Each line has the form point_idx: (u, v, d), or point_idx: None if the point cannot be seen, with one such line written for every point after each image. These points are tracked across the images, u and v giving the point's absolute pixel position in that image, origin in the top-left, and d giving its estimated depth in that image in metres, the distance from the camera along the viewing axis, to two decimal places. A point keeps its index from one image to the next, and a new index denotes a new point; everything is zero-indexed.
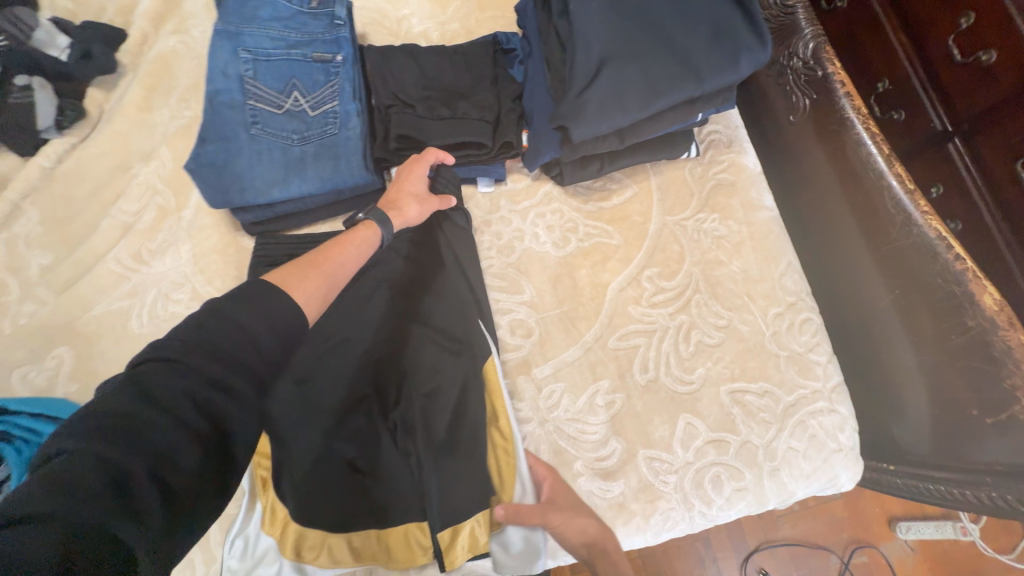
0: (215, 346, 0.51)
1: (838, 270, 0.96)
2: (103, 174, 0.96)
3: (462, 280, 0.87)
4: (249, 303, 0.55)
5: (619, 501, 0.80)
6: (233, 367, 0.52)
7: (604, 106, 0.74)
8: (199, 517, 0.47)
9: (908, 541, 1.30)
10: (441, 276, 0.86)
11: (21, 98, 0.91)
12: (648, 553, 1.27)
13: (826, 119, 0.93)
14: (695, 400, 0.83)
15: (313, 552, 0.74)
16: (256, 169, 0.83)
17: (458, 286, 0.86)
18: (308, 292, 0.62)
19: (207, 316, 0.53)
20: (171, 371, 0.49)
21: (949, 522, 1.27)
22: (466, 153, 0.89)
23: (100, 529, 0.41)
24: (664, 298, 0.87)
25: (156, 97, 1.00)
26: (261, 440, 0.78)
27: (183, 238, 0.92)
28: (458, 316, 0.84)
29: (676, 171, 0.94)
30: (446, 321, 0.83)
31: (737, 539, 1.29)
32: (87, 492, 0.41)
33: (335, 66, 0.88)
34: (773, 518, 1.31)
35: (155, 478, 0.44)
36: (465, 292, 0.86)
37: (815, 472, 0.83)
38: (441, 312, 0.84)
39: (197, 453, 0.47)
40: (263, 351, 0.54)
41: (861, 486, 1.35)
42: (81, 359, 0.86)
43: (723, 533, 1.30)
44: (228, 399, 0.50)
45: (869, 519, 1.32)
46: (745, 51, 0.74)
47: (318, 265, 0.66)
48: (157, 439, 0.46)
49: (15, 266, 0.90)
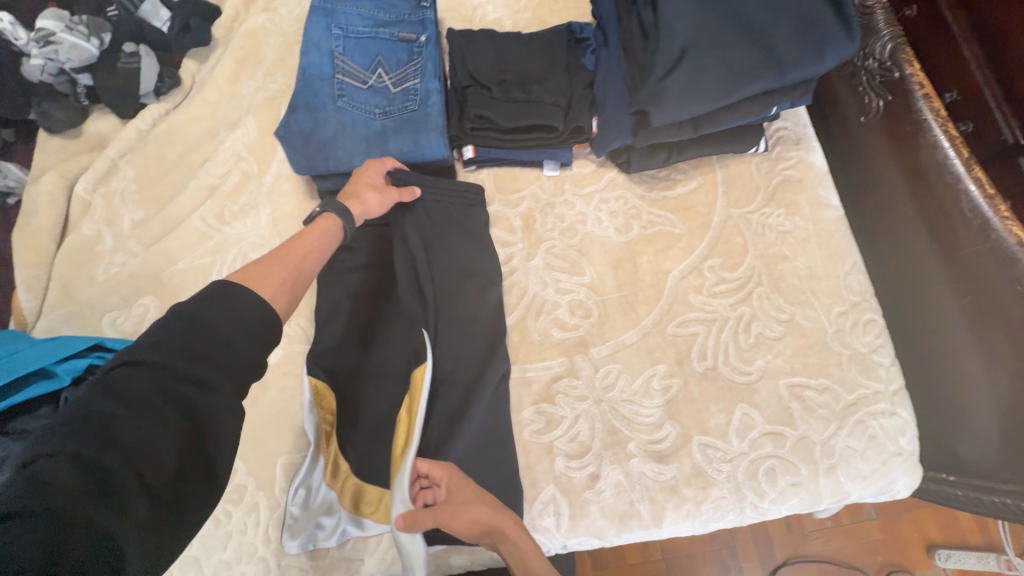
0: (186, 345, 0.50)
1: (901, 274, 0.94)
2: (193, 139, 1.03)
3: (485, 253, 0.91)
4: (215, 301, 0.53)
5: (671, 485, 0.80)
6: (206, 364, 0.50)
7: (683, 93, 0.76)
8: (189, 509, 0.48)
9: (946, 569, 1.23)
10: (461, 251, 0.90)
11: (129, 63, 0.97)
12: (673, 556, 1.24)
13: (899, 121, 0.92)
14: (753, 391, 0.83)
15: (370, 507, 0.78)
16: (340, 138, 0.89)
17: (479, 260, 0.90)
18: (275, 286, 0.59)
19: (174, 318, 0.52)
20: (147, 374, 0.49)
21: (991, 555, 1.20)
22: (537, 136, 0.91)
23: (84, 526, 0.42)
24: (725, 288, 0.88)
25: (243, 70, 1.06)
26: (323, 397, 0.82)
27: (263, 202, 0.97)
28: (475, 289, 0.89)
29: (743, 165, 0.95)
30: (460, 295, 0.88)
31: (765, 550, 1.25)
32: (67, 493, 0.42)
33: (419, 45, 0.93)
34: (804, 532, 1.26)
35: (134, 476, 0.45)
36: (489, 263, 0.90)
37: (874, 474, 0.81)
38: (453, 286, 0.88)
39: (177, 451, 0.48)
40: (240, 349, 0.52)
41: (898, 508, 1.28)
42: (164, 308, 0.91)
43: (752, 543, 1.25)
44: (203, 396, 0.50)
45: (906, 543, 1.26)
46: (831, 44, 0.74)
47: (284, 258, 0.62)
48: (134, 438, 0.46)
49: (111, 219, 0.97)
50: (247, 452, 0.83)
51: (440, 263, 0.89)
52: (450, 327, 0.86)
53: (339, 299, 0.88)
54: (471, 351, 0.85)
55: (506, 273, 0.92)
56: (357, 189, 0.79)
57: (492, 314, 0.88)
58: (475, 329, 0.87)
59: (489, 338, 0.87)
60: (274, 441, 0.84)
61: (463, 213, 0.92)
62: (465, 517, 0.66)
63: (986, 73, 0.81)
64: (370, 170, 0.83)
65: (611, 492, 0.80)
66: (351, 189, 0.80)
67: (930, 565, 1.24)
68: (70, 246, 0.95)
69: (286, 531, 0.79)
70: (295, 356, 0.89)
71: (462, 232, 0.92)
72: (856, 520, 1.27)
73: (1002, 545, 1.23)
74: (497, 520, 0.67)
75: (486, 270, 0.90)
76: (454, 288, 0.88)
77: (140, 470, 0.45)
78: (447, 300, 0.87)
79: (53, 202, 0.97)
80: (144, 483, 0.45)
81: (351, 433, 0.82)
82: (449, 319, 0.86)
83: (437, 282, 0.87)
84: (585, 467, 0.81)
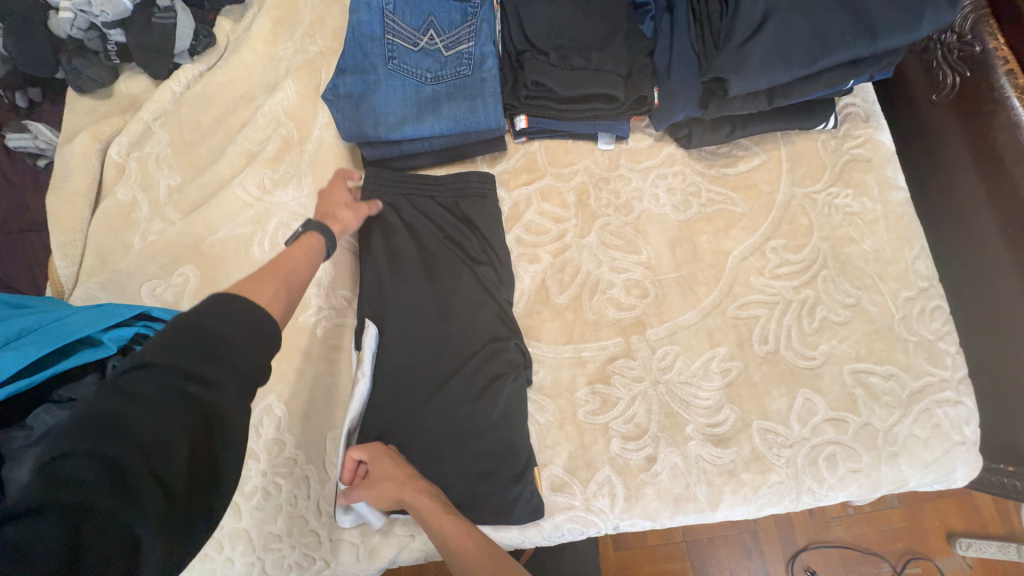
0: (195, 344, 0.47)
1: (968, 261, 0.89)
2: (229, 103, 0.98)
3: (461, 237, 0.88)
4: (220, 305, 0.50)
5: (729, 469, 0.78)
6: (215, 361, 0.47)
7: (767, 60, 0.73)
8: (205, 504, 0.46)
9: (966, 558, 1.20)
10: (431, 237, 0.87)
11: (163, 19, 0.91)
12: (692, 538, 1.22)
13: (976, 99, 0.85)
14: (816, 376, 0.81)
15: None
16: (390, 104, 0.85)
17: (475, 239, 0.88)
18: (268, 295, 0.55)
19: (179, 321, 0.48)
20: (155, 372, 0.46)
21: (1012, 544, 1.16)
22: (594, 107, 0.87)
23: (103, 522, 0.40)
24: (789, 271, 0.85)
25: (281, 31, 1.01)
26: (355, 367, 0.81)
27: (305, 170, 0.93)
28: (442, 274, 0.85)
29: (809, 143, 0.91)
30: (422, 283, 0.84)
31: (785, 534, 1.22)
32: (84, 489, 0.40)
33: (473, 6, 0.87)
34: (825, 518, 1.22)
35: (149, 473, 0.42)
36: (469, 246, 0.87)
37: (935, 462, 0.79)
38: (417, 275, 0.85)
39: (190, 447, 0.45)
40: (249, 348, 0.49)
41: (922, 497, 1.25)
42: (205, 279, 0.88)
43: (772, 527, 1.22)
44: (215, 395, 0.47)
45: (928, 533, 1.22)
46: (930, 11, 0.71)
47: (276, 270, 0.59)
48: (146, 435, 0.43)
49: (146, 185, 0.94)
50: (295, 425, 0.81)
51: (408, 252, 0.86)
52: (406, 317, 0.83)
53: (382, 271, 0.85)
54: (447, 338, 0.82)
55: (560, 251, 0.89)
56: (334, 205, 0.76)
57: (465, 299, 0.84)
58: (438, 318, 0.83)
59: (455, 326, 0.83)
60: (324, 415, 0.83)
61: (445, 196, 0.89)
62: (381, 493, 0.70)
63: None
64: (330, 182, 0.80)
65: (667, 475, 0.79)
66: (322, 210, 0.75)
67: (950, 553, 1.20)
68: (105, 211, 0.92)
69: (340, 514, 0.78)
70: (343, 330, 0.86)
71: (440, 217, 0.88)
72: (879, 508, 1.23)
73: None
74: (399, 491, 0.69)
75: (456, 254, 0.87)
76: (419, 275, 0.85)
77: (155, 471, 0.43)
78: (408, 288, 0.84)
79: (86, 165, 0.93)
80: (160, 483, 0.43)
81: (397, 409, 0.80)
82: (425, 303, 0.84)
83: (396, 271, 0.85)
84: (642, 449, 0.80)
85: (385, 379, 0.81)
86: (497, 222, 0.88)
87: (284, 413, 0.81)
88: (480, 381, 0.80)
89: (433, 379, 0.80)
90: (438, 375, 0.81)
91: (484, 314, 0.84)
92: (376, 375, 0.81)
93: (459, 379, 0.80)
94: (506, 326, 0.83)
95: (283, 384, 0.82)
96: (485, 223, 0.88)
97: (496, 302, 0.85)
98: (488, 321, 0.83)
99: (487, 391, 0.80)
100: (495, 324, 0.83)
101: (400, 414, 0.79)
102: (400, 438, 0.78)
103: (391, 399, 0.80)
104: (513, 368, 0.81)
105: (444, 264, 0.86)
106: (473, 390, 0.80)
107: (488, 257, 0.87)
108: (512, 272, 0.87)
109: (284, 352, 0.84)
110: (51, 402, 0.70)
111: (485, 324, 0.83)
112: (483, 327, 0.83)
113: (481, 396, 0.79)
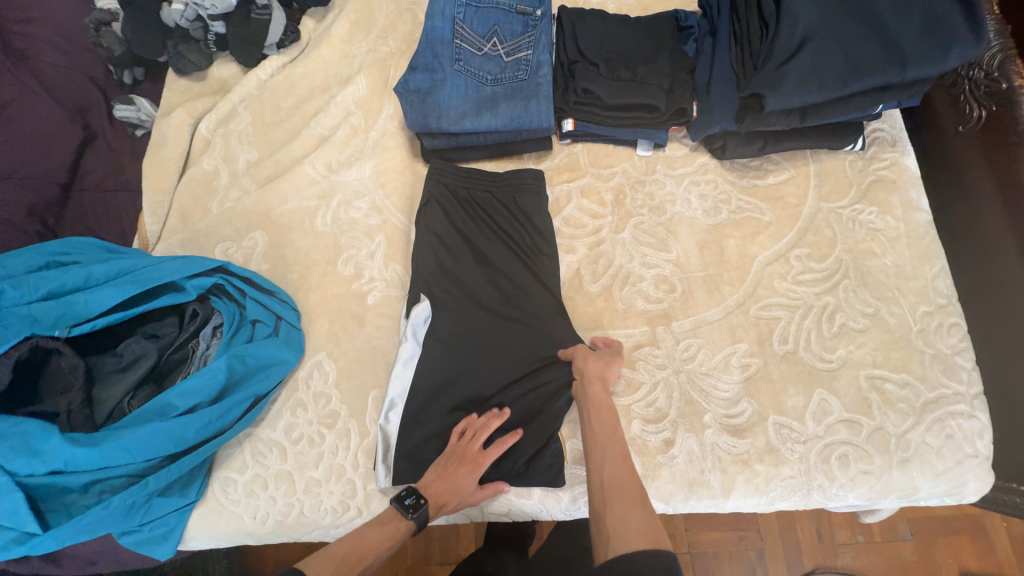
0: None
1: (988, 286, 0.92)
2: (306, 92, 1.10)
3: (514, 229, 0.95)
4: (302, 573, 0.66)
5: (744, 459, 0.83)
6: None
7: (801, 81, 0.80)
8: None
9: None
10: (486, 226, 0.96)
11: (261, 15, 1.04)
12: (698, 552, 1.23)
13: (1000, 133, 0.89)
14: (833, 378, 0.85)
15: (416, 436, 0.84)
16: (453, 101, 0.94)
17: (524, 232, 0.95)
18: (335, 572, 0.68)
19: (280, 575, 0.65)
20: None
21: None
22: (637, 116, 0.95)
23: None
24: (811, 278, 0.90)
25: (358, 32, 1.12)
26: (401, 338, 0.89)
27: (368, 156, 1.03)
28: (494, 259, 0.93)
29: (837, 162, 0.97)
30: (473, 264, 0.92)
31: (793, 556, 1.23)
32: None
33: (534, 19, 0.97)
34: (835, 544, 1.23)
35: None
36: (520, 238, 0.95)
37: (946, 472, 0.81)
38: (470, 259, 0.93)
39: None
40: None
41: (936, 533, 1.24)
42: (272, 244, 0.98)
43: (780, 548, 1.23)
44: None
45: (940, 569, 1.21)
46: (958, 44, 0.77)
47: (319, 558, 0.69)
48: None
49: (228, 158, 1.05)
50: (343, 379, 0.89)
51: (464, 238, 0.94)
52: (459, 295, 0.91)
53: (438, 249, 0.93)
54: (495, 317, 0.89)
55: (595, 244, 0.96)
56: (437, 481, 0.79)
57: (513, 284, 0.92)
58: (487, 298, 0.91)
59: (501, 306, 0.90)
60: (369, 375, 0.89)
61: (503, 192, 0.97)
62: (547, 396, 0.85)
63: None
64: (481, 431, 0.80)
65: (683, 458, 0.83)
66: (438, 483, 0.78)
67: None
68: (191, 178, 1.04)
69: (379, 466, 0.82)
70: (391, 300, 0.94)
71: (496, 210, 0.96)
72: (891, 539, 1.22)
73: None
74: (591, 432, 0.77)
75: (506, 243, 0.95)
76: (471, 258, 0.93)
77: None
78: (461, 268, 0.92)
79: (178, 136, 1.05)
80: None
81: (437, 372, 0.87)
82: (476, 283, 0.91)
83: (449, 255, 0.93)
84: (660, 432, 0.84)
85: (429, 345, 0.88)
86: (547, 216, 0.95)
87: (333, 369, 0.90)
88: (516, 355, 0.87)
89: (477, 350, 0.87)
90: (483, 347, 0.88)
91: (527, 297, 0.91)
92: (427, 340, 0.88)
93: (499, 352, 0.87)
94: (546, 312, 0.90)
95: (334, 343, 0.91)
96: (536, 218, 0.95)
97: (539, 288, 0.91)
98: (530, 304, 0.90)
99: (527, 365, 0.87)
100: (537, 308, 0.90)
101: (440, 375, 0.86)
102: (439, 398, 0.86)
103: (429, 363, 0.87)
104: (550, 344, 0.88)
105: (494, 251, 0.94)
106: (510, 360, 0.87)
107: (535, 248, 0.94)
108: (557, 260, 0.94)
109: (338, 315, 0.93)
110: (139, 334, 0.83)
111: (528, 308, 0.90)
112: (525, 310, 0.90)
113: (519, 369, 0.87)
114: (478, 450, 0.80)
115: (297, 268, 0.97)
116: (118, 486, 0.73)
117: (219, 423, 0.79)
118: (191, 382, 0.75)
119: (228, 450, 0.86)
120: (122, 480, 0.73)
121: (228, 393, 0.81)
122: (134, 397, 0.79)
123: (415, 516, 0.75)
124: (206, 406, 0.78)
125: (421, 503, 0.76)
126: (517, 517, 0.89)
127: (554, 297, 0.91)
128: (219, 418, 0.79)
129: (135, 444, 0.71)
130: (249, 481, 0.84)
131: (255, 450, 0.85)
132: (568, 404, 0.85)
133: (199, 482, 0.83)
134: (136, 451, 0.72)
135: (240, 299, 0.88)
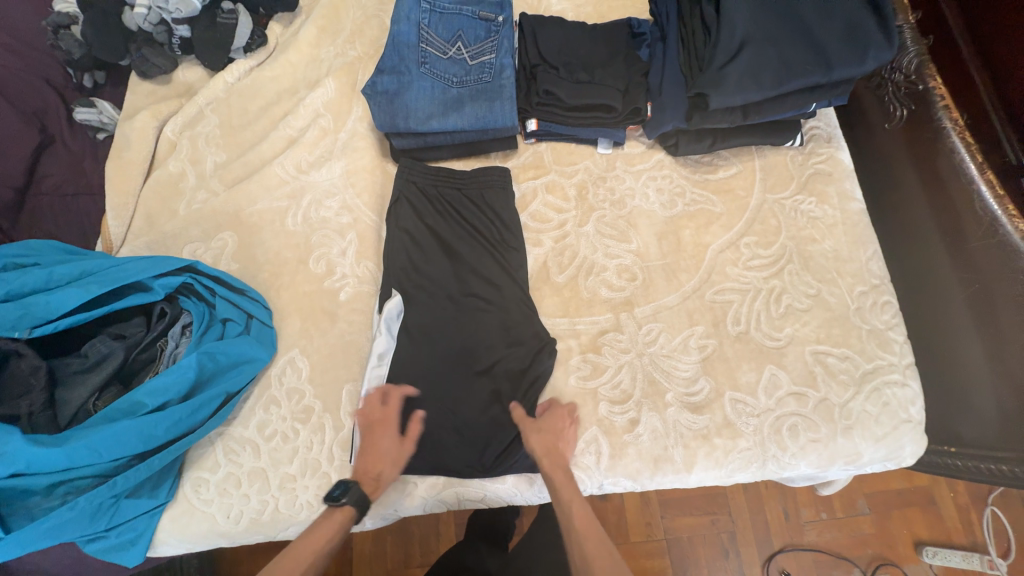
0: None
1: (918, 269, 1.00)
2: (275, 94, 1.11)
3: (483, 225, 0.99)
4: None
5: (703, 433, 0.88)
6: None
7: (740, 82, 0.87)
8: None
9: (932, 566, 1.27)
10: (456, 222, 0.99)
11: (227, 19, 1.06)
12: (674, 539, 1.28)
13: (921, 129, 0.98)
14: (782, 354, 0.91)
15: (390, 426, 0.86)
16: (420, 102, 0.98)
17: (493, 227, 0.99)
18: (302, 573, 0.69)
19: None
20: None
21: (975, 554, 1.25)
22: (596, 116, 1.00)
23: None
24: (759, 263, 0.97)
25: (325, 37, 1.14)
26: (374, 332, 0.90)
27: (338, 156, 1.05)
28: (463, 254, 0.97)
29: (780, 157, 1.05)
30: (443, 260, 0.95)
31: (762, 536, 1.29)
32: None
33: (496, 25, 1.02)
34: (800, 522, 1.30)
35: None
36: (489, 232, 0.99)
37: (885, 437, 0.88)
38: (440, 254, 0.96)
39: None
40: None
41: (892, 508, 1.32)
42: (242, 245, 0.99)
43: (749, 529, 1.29)
44: None
45: (895, 539, 1.30)
46: (873, 48, 0.85)
47: (291, 560, 0.72)
48: None
49: (196, 160, 1.06)
50: (317, 375, 0.90)
51: (434, 234, 0.97)
52: (430, 289, 0.93)
53: (409, 246, 0.96)
54: (464, 310, 0.92)
55: (560, 237, 1.01)
56: (370, 460, 0.81)
57: (482, 276, 0.95)
58: (457, 292, 0.94)
59: (471, 298, 0.93)
60: (342, 370, 0.90)
61: (471, 189, 1.00)
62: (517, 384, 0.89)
63: (995, 102, 0.88)
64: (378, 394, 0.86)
65: (648, 436, 0.88)
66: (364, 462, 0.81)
67: (917, 560, 1.27)
68: (156, 181, 1.03)
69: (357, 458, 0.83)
70: (364, 295, 0.95)
71: (465, 207, 1.00)
72: (850, 513, 1.30)
73: (986, 546, 1.27)
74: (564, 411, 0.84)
75: (477, 238, 0.98)
76: (442, 254, 0.96)
77: None
78: (432, 263, 0.95)
79: (142, 138, 1.05)
80: None
81: (409, 363, 0.89)
82: (445, 277, 0.94)
83: (418, 251, 0.96)
84: (626, 412, 0.89)
85: (402, 337, 0.90)
86: (515, 211, 0.99)
87: (306, 365, 0.91)
88: (487, 344, 0.90)
89: (450, 342, 0.90)
90: (455, 338, 0.90)
91: (496, 288, 0.94)
92: (401, 333, 0.90)
93: (470, 342, 0.90)
94: (514, 303, 0.93)
95: (307, 340, 0.92)
96: (504, 213, 0.99)
97: (509, 279, 0.95)
98: (499, 295, 0.94)
99: (497, 354, 0.90)
100: (506, 299, 0.94)
101: (412, 367, 0.88)
102: (412, 390, 0.88)
103: (402, 355, 0.89)
104: (519, 334, 0.91)
105: (463, 247, 0.97)
106: (482, 349, 0.90)
107: (505, 242, 0.98)
108: (525, 253, 0.98)
109: (310, 312, 0.94)
110: (105, 335, 0.83)
111: (497, 298, 0.94)
112: (494, 300, 0.93)
113: (491, 358, 0.90)
114: (378, 411, 0.84)
115: (268, 267, 0.97)
116: (85, 487, 0.72)
117: (190, 421, 0.79)
118: (158, 379, 0.75)
119: (199, 450, 0.85)
120: (89, 480, 0.73)
121: (198, 390, 0.81)
122: (100, 398, 0.79)
123: (349, 501, 0.76)
124: (175, 404, 0.77)
125: (348, 486, 0.77)
126: (493, 505, 0.91)
127: (521, 288, 0.95)
128: (190, 415, 0.79)
129: (99, 443, 0.71)
130: (222, 480, 0.83)
131: (227, 448, 0.85)
132: (538, 389, 0.89)
133: (169, 483, 0.82)
134: (101, 450, 0.71)
135: (208, 297, 0.87)
